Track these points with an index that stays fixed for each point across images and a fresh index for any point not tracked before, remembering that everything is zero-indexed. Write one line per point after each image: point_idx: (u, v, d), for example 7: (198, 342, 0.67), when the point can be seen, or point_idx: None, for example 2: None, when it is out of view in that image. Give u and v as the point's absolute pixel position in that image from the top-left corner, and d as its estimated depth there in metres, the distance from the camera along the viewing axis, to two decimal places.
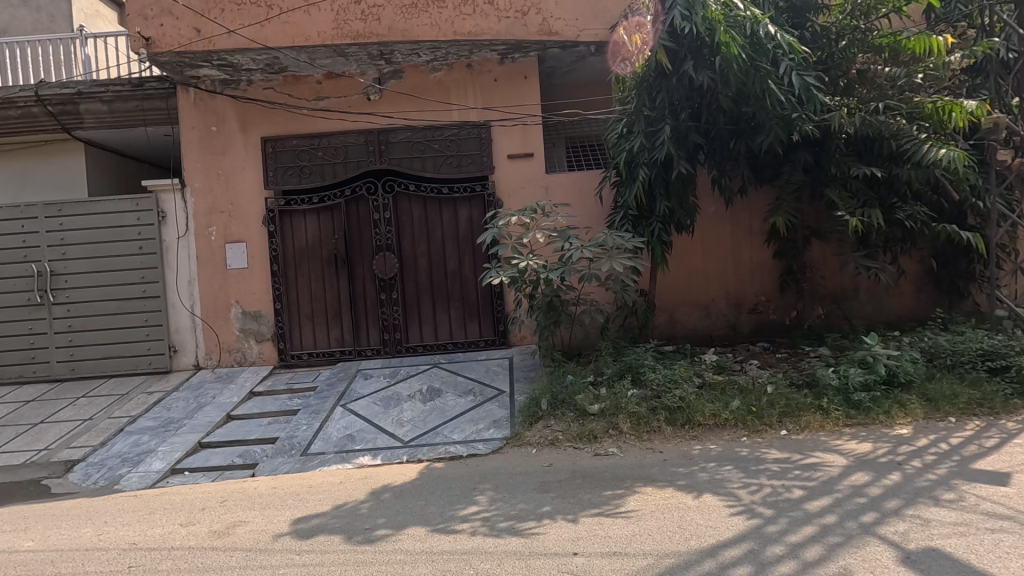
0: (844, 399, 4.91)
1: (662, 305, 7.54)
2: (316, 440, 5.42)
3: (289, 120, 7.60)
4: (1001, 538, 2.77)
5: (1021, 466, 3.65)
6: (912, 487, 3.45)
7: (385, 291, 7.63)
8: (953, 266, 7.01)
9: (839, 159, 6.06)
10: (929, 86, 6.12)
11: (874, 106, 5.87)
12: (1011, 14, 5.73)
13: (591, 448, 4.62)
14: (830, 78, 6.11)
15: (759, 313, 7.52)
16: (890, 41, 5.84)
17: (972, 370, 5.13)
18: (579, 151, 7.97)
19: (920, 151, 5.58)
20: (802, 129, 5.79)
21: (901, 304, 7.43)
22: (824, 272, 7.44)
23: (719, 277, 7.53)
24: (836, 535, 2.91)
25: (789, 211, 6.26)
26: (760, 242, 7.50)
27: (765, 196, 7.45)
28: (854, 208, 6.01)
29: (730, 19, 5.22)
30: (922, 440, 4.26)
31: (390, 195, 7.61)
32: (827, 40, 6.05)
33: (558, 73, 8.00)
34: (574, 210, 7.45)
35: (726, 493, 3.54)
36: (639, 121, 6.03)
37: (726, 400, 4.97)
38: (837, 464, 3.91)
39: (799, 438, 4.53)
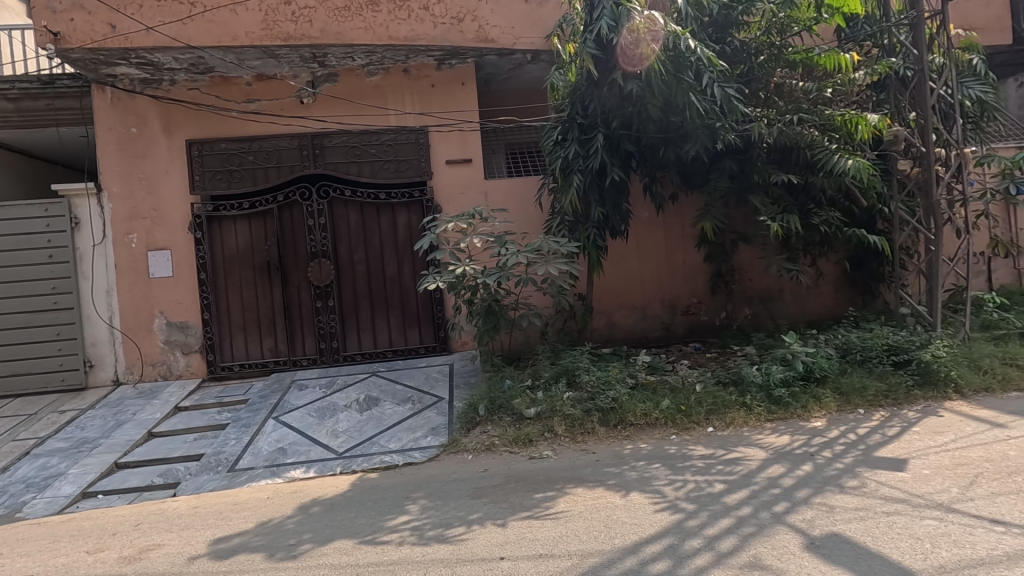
0: (766, 395, 5.18)
1: (600, 308, 7.71)
2: (245, 454, 5.20)
3: (217, 121, 7.30)
4: (895, 521, 2.98)
5: (918, 452, 3.95)
6: (822, 476, 3.67)
7: (321, 298, 7.45)
8: (865, 267, 7.51)
9: (761, 167, 6.40)
10: (839, 99, 6.56)
11: (790, 118, 6.25)
12: (907, 36, 6.19)
13: (526, 451, 4.66)
14: (752, 90, 6.51)
15: (691, 314, 7.81)
16: (804, 57, 6.29)
17: (879, 365, 5.52)
18: (518, 157, 8.04)
19: (831, 160, 5.97)
20: (726, 138, 6.07)
21: (821, 303, 7.89)
22: (751, 275, 7.82)
23: (654, 281, 7.78)
24: (749, 526, 3.05)
25: (716, 216, 6.55)
26: (691, 245, 7.80)
27: (695, 202, 7.76)
28: (776, 214, 6.35)
29: (654, 31, 5.37)
30: (834, 431, 4.55)
31: (325, 200, 7.43)
32: (747, 54, 6.41)
33: (495, 80, 8.08)
34: (512, 215, 7.52)
35: (652, 490, 3.66)
36: (573, 129, 6.31)
37: (657, 399, 5.16)
38: (756, 458, 4.10)
39: (724, 433, 4.73)
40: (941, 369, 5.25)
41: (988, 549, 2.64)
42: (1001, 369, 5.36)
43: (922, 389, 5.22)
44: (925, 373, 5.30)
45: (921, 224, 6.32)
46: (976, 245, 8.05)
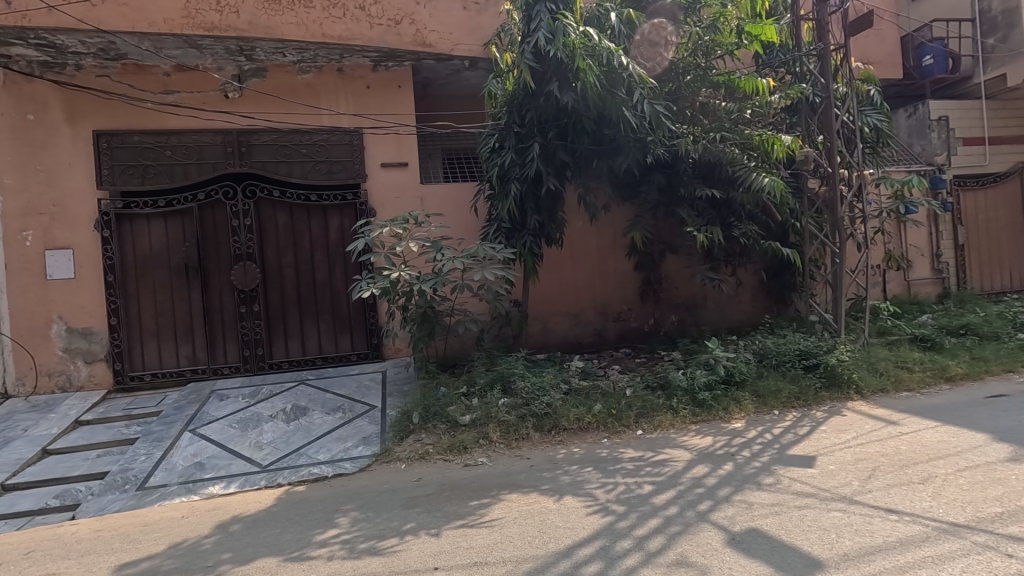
0: (691, 398, 5.43)
1: (535, 315, 7.80)
2: (157, 471, 4.83)
3: (130, 112, 6.78)
4: (806, 514, 3.21)
5: (824, 449, 4.28)
6: (741, 474, 3.89)
7: (245, 303, 7.07)
8: (779, 278, 8.05)
9: (687, 181, 6.74)
10: (757, 120, 7.04)
11: (714, 135, 6.65)
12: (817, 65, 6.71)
13: (461, 459, 4.62)
14: (679, 107, 6.87)
15: (622, 320, 8.07)
16: (726, 79, 6.72)
17: (791, 368, 5.94)
18: (455, 162, 8.02)
19: (750, 177, 6.39)
20: (655, 152, 6.34)
21: (741, 311, 8.38)
22: (677, 283, 8.20)
23: (587, 288, 7.98)
24: (677, 525, 3.18)
25: (646, 226, 6.83)
26: (622, 254, 8.07)
27: (626, 212, 8.04)
28: (700, 226, 6.68)
29: (589, 46, 5.54)
30: (752, 431, 4.84)
31: (251, 200, 7.09)
32: (675, 73, 6.80)
33: (433, 84, 8.04)
34: (449, 221, 7.47)
35: (584, 493, 3.73)
36: (510, 137, 6.37)
37: (589, 404, 5.28)
38: (682, 459, 4.28)
39: (652, 436, 4.91)
40: (844, 372, 5.71)
41: (886, 536, 2.89)
42: (894, 371, 5.90)
43: (829, 390, 5.65)
44: (831, 376, 5.75)
45: (827, 238, 6.88)
46: (873, 258, 8.84)
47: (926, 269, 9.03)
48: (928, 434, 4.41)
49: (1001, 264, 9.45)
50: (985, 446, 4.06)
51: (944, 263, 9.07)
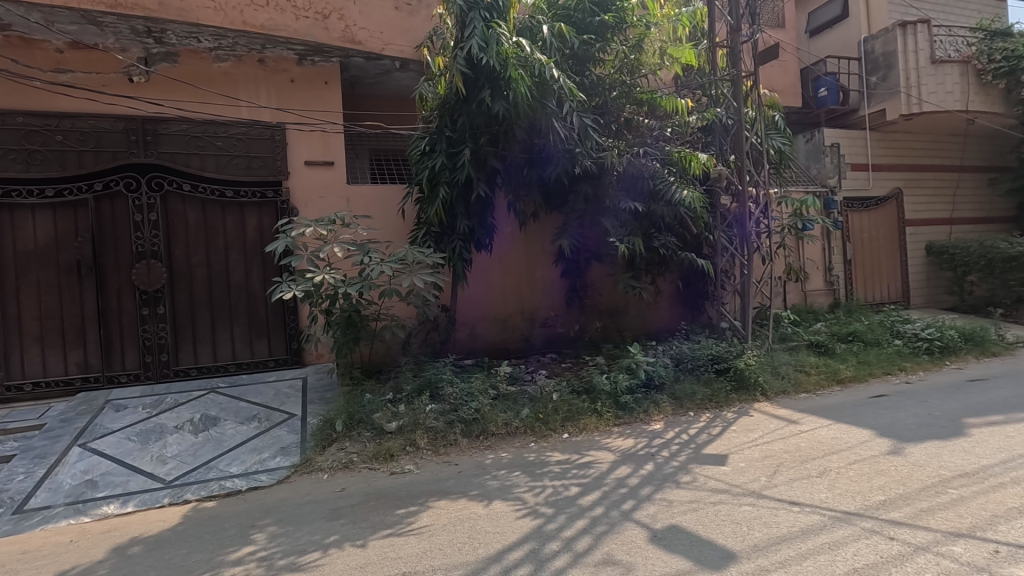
0: (614, 401, 5.64)
1: (463, 320, 7.79)
2: (38, 492, 4.32)
3: (14, 90, 6.07)
4: (720, 509, 3.41)
5: (735, 448, 4.57)
6: (661, 474, 4.08)
7: (148, 305, 6.51)
8: (694, 287, 8.55)
9: (612, 193, 6.99)
10: (676, 138, 7.51)
11: (637, 150, 7.02)
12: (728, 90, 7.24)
13: (387, 467, 4.50)
14: (606, 121, 7.13)
15: (548, 326, 8.22)
16: (650, 97, 7.10)
17: (705, 372, 6.32)
18: (382, 163, 7.88)
19: (670, 191, 6.75)
20: (583, 163, 6.55)
21: (660, 317, 8.80)
22: (601, 291, 8.49)
23: (515, 294, 8.07)
24: (602, 525, 3.28)
25: (573, 234, 7.08)
26: (549, 262, 8.23)
27: (554, 221, 8.22)
28: (624, 236, 6.99)
29: (522, 57, 5.63)
30: (671, 432, 5.09)
31: (157, 194, 6.56)
32: (602, 88, 7.02)
33: (362, 83, 7.85)
34: (376, 223, 7.29)
35: (513, 498, 3.75)
36: (441, 141, 6.35)
37: (517, 409, 5.34)
38: (606, 460, 4.43)
39: (578, 439, 5.03)
40: (751, 375, 6.16)
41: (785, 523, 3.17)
42: (794, 375, 6.42)
43: (738, 393, 6.06)
44: (740, 379, 6.18)
45: (737, 251, 7.39)
46: (775, 270, 9.59)
47: (820, 281, 9.93)
48: (823, 431, 4.84)
49: (882, 278, 10.57)
50: (870, 441, 4.51)
51: (835, 276, 10.02)
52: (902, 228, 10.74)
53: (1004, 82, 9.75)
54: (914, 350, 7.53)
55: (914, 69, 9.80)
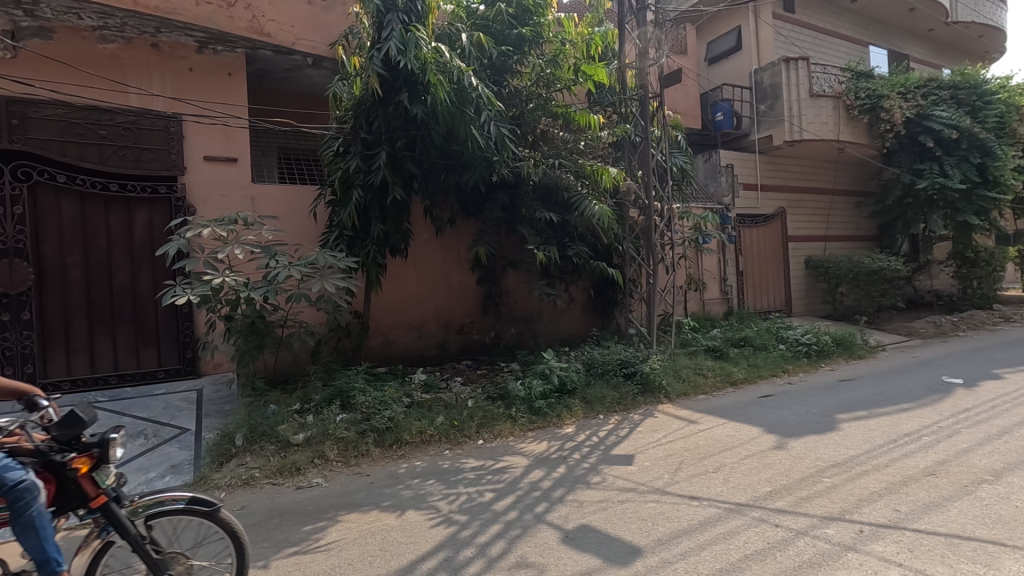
0: (528, 406, 5.75)
1: (377, 327, 7.59)
2: None
3: None
4: (628, 506, 3.57)
5: (641, 448, 4.81)
6: (572, 476, 4.20)
7: (9, 311, 5.73)
8: (605, 295, 8.90)
9: (528, 203, 7.19)
10: (589, 152, 7.82)
11: (552, 162, 7.23)
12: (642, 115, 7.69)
13: (292, 482, 4.26)
14: (523, 132, 7.28)
15: (464, 333, 8.21)
16: (565, 111, 7.32)
17: (614, 376, 6.63)
18: (292, 163, 7.54)
19: (583, 203, 7.01)
20: (500, 171, 6.62)
21: (573, 324, 9.05)
22: (516, 298, 8.62)
23: (431, 300, 7.99)
24: (516, 529, 3.32)
25: (490, 242, 7.18)
26: (466, 268, 8.24)
27: (470, 228, 8.25)
28: (539, 244, 7.15)
29: (440, 63, 5.59)
30: (582, 434, 5.26)
31: (24, 184, 5.81)
32: (519, 100, 7.18)
33: (270, 78, 7.47)
34: (283, 224, 6.92)
35: (427, 506, 3.70)
36: (356, 143, 6.17)
37: (432, 416, 5.29)
38: (520, 465, 4.49)
39: (492, 444, 5.05)
40: (656, 379, 6.51)
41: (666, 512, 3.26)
42: (693, 378, 6.88)
43: (644, 395, 6.38)
44: (645, 382, 6.52)
45: (644, 261, 7.79)
46: (677, 280, 10.21)
47: (716, 290, 10.70)
48: (719, 429, 5.22)
49: (768, 289, 11.57)
50: (758, 437, 4.93)
51: (729, 286, 10.86)
52: (786, 243, 11.85)
53: (868, 117, 11.15)
54: (796, 353, 8.33)
55: (796, 101, 10.90)
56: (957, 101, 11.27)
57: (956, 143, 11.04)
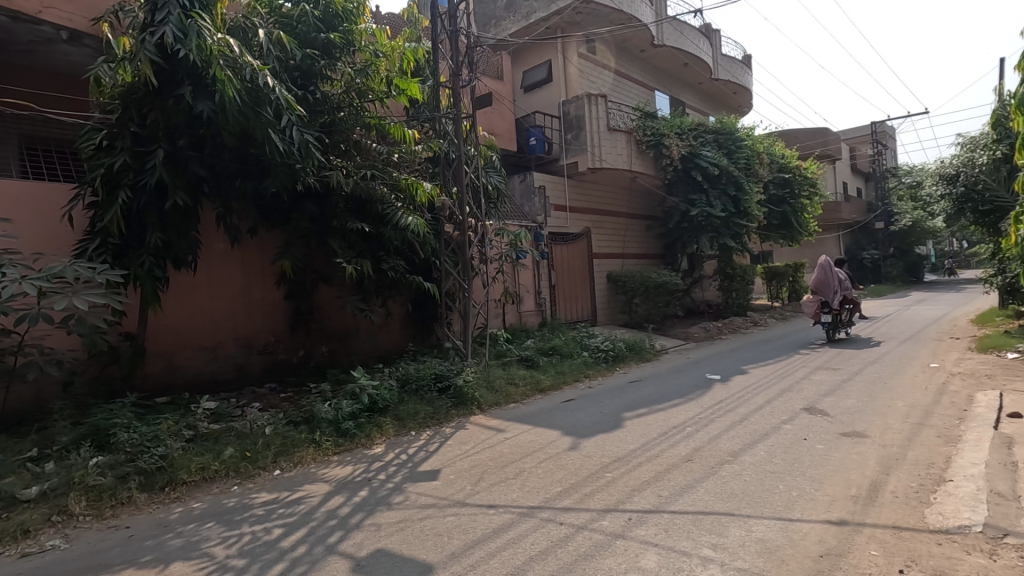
0: (335, 428, 5.47)
1: (157, 350, 6.57)
2: None
3: None
4: (426, 524, 3.55)
5: (448, 461, 4.85)
6: (374, 498, 4.05)
7: None
8: (424, 309, 8.91)
9: (338, 214, 6.91)
10: (405, 165, 7.80)
11: (365, 173, 7.05)
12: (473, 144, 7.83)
13: (16, 549, 3.42)
14: (333, 140, 7.03)
15: (268, 353, 7.53)
16: (378, 123, 7.18)
17: (428, 391, 6.64)
18: (38, 156, 6.23)
19: (397, 216, 6.91)
20: (306, 180, 6.22)
21: (391, 339, 8.85)
22: (329, 314, 8.18)
23: (227, 318, 7.19)
24: (302, 565, 3.08)
25: (296, 255, 6.79)
26: (271, 283, 7.61)
27: (275, 238, 7.66)
28: (351, 257, 6.86)
29: (229, 57, 5.07)
30: (390, 453, 5.13)
31: None
32: (329, 107, 6.87)
33: (7, 49, 6.12)
34: (22, 229, 5.65)
35: (199, 555, 3.26)
36: (124, 137, 5.30)
37: (218, 449, 4.74)
38: (318, 493, 4.20)
39: (290, 474, 4.66)
40: (469, 391, 6.65)
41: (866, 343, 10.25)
42: (505, 387, 7.19)
43: (457, 408, 6.48)
44: (458, 395, 6.61)
45: (460, 276, 7.92)
46: (495, 293, 10.63)
47: (531, 303, 11.38)
48: (522, 436, 5.51)
49: (576, 301, 12.63)
50: (556, 440, 5.31)
51: (543, 299, 11.63)
52: (591, 259, 13.10)
53: (653, 151, 12.94)
54: (596, 359, 9.20)
55: (596, 132, 12.17)
56: (719, 144, 13.60)
57: (718, 179, 13.28)
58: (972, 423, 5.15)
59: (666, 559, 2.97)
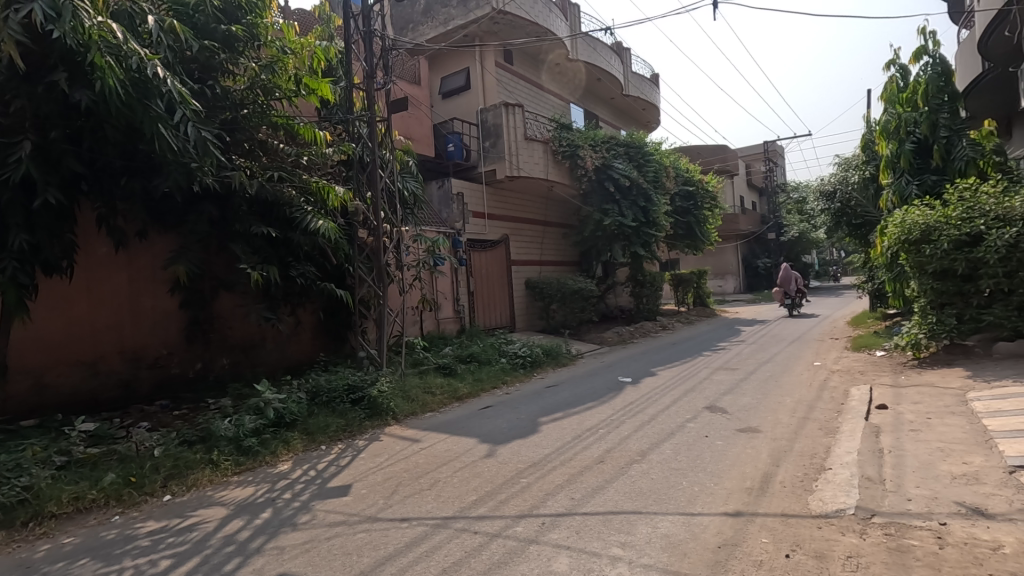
0: (235, 447, 5.10)
1: (22, 367, 5.82)
2: None
3: None
4: (334, 542, 3.39)
5: (360, 475, 4.67)
6: (278, 520, 3.81)
7: None
8: (336, 317, 8.58)
9: (242, 217, 6.49)
10: (316, 168, 7.49)
11: (271, 175, 6.68)
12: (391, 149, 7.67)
13: None
14: (235, 139, 6.62)
15: (160, 367, 6.91)
16: (285, 122, 6.84)
17: (340, 403, 6.39)
18: None
19: (306, 220, 6.57)
20: (203, 181, 5.80)
21: (301, 349, 8.41)
22: (232, 323, 7.66)
23: (111, 330, 6.52)
24: None
25: (192, 261, 6.28)
26: (163, 290, 7.00)
27: (169, 242, 7.07)
28: (256, 263, 6.46)
29: (111, 44, 4.55)
30: (297, 471, 4.86)
31: None
32: (232, 103, 6.45)
33: None
34: None
35: None
36: None
37: (97, 476, 4.28)
38: (214, 518, 3.88)
39: (183, 499, 4.27)
40: (384, 402, 6.46)
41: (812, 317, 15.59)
42: (422, 396, 7.05)
43: (371, 419, 6.27)
44: (372, 406, 6.40)
45: (375, 283, 7.68)
46: (411, 300, 10.44)
47: (450, 310, 11.29)
48: (439, 445, 5.43)
49: (494, 308, 12.67)
50: (473, 448, 5.27)
51: (461, 306, 11.58)
52: (509, 266, 13.23)
53: (568, 161, 13.31)
54: (514, 365, 9.27)
55: (514, 141, 12.33)
56: (629, 157, 14.22)
57: (629, 190, 13.88)
58: (848, 415, 5.72)
59: (578, 561, 3.02)
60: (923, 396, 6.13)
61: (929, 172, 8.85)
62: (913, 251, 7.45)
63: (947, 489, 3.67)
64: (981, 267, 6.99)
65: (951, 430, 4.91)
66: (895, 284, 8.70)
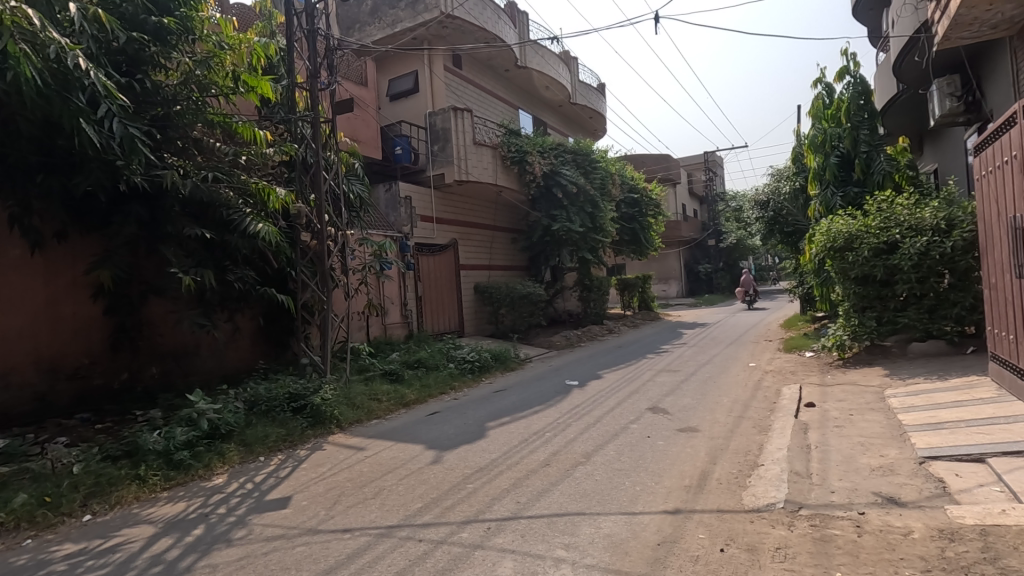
0: (165, 461, 4.84)
1: None
2: None
3: None
4: (272, 557, 3.27)
5: (301, 487, 4.52)
6: (211, 536, 3.64)
7: None
8: (277, 323, 8.29)
9: (174, 218, 6.14)
10: (256, 168, 7.23)
11: (205, 175, 6.36)
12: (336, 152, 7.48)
13: None
14: (167, 136, 6.30)
15: (80, 378, 6.46)
16: (222, 120, 6.55)
17: (280, 412, 6.17)
18: None
19: (244, 223, 6.31)
20: (131, 180, 5.48)
21: (239, 356, 8.06)
22: (162, 330, 7.25)
23: (24, 338, 6.03)
24: None
25: (118, 266, 6.10)
26: (85, 296, 6.55)
27: (92, 244, 6.64)
28: (189, 267, 6.14)
29: (26, 31, 4.18)
30: (233, 484, 4.65)
31: None
32: (163, 99, 6.17)
33: None
34: None
35: None
36: None
37: (6, 498, 3.95)
38: (140, 538, 3.66)
39: (105, 518, 4.00)
40: (327, 410, 6.29)
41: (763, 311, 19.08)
42: (367, 403, 6.90)
43: (314, 428, 6.08)
44: (315, 415, 6.22)
45: (318, 288, 7.46)
46: (357, 305, 10.22)
47: (397, 315, 11.13)
48: (384, 453, 5.33)
49: (443, 313, 12.59)
50: (419, 454, 5.21)
51: (409, 311, 11.44)
52: (458, 270, 13.18)
53: (517, 167, 13.38)
54: (462, 370, 9.23)
55: (462, 146, 12.32)
56: (577, 163, 14.48)
57: (578, 196, 14.14)
58: (780, 413, 6.03)
59: (522, 564, 3.05)
60: (846, 394, 6.55)
61: (852, 184, 9.47)
62: (838, 257, 7.97)
63: (866, 481, 3.93)
64: (897, 273, 7.53)
65: (871, 425, 5.27)
66: (822, 289, 9.26)
